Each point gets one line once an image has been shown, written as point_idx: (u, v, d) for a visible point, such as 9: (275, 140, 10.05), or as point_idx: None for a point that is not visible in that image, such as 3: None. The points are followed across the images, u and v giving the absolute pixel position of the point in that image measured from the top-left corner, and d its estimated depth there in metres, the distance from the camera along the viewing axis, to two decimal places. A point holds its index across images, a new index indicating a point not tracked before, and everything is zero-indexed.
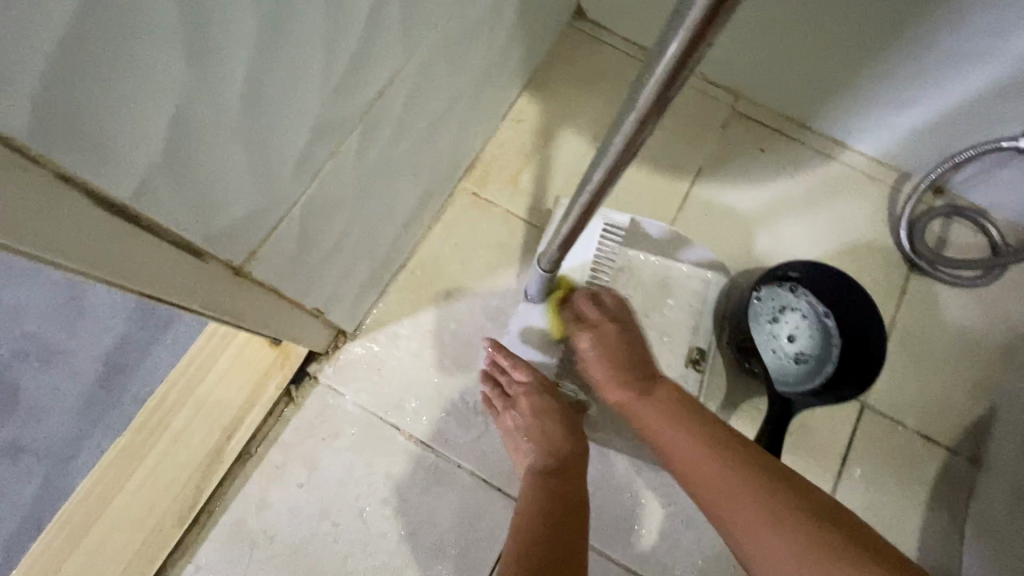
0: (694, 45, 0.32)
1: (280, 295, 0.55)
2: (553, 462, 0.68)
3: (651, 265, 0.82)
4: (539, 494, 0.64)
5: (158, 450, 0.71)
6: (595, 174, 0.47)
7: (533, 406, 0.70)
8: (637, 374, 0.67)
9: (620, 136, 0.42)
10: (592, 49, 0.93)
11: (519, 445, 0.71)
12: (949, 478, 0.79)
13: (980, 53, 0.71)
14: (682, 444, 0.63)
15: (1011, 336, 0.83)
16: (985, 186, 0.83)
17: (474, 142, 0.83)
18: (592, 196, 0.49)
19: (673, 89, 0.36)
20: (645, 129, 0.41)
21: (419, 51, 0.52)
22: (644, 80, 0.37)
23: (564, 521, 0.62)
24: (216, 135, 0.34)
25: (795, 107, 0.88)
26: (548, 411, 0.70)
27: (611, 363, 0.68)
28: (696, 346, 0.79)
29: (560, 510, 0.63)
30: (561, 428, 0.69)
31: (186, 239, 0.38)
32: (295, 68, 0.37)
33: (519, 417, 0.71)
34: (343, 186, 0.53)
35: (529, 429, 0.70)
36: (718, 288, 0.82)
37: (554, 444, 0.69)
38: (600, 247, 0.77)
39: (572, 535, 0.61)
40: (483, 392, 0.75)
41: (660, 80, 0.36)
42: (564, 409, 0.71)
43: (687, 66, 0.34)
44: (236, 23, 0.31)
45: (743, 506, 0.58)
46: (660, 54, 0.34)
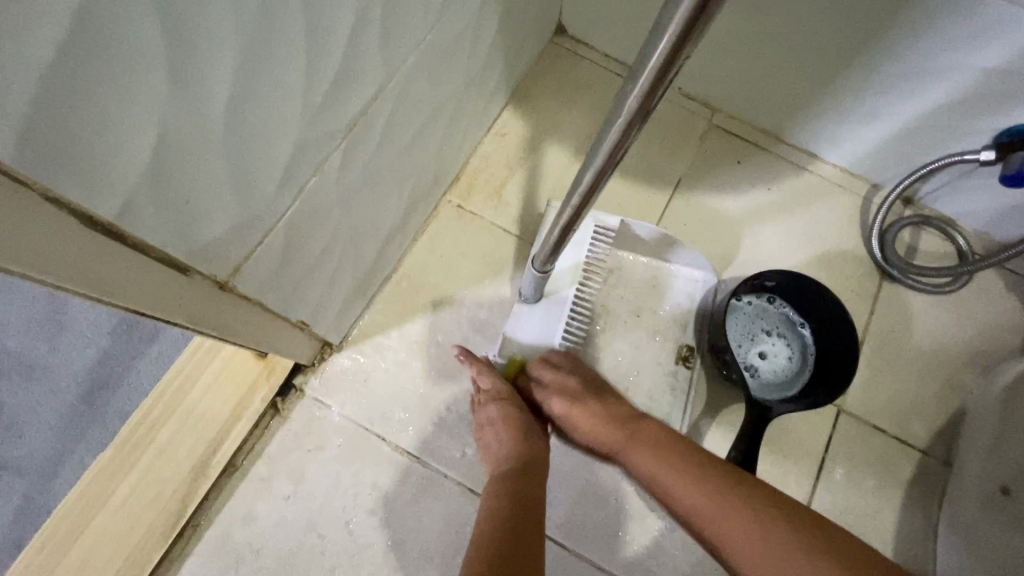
0: (672, 56, 0.35)
1: (266, 308, 0.55)
2: (509, 464, 0.68)
3: (642, 266, 0.85)
4: (496, 497, 0.64)
5: (142, 465, 0.70)
6: (585, 177, 0.48)
7: (496, 416, 0.71)
8: (612, 426, 0.69)
9: (604, 144, 0.44)
10: (573, 64, 0.95)
11: (485, 452, 0.72)
12: (923, 479, 0.81)
13: (940, 70, 0.74)
14: (676, 482, 0.64)
15: (980, 339, 0.86)
16: (951, 196, 0.86)
17: (458, 156, 0.84)
18: (581, 199, 0.51)
19: (655, 99, 0.39)
20: (627, 137, 0.43)
21: (400, 68, 0.53)
22: (625, 91, 0.39)
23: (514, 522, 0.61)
24: (200, 153, 0.35)
25: (769, 120, 0.91)
26: (509, 419, 0.71)
27: (589, 419, 0.70)
28: (685, 344, 0.82)
29: (512, 511, 0.62)
30: (518, 434, 0.70)
31: (170, 255, 0.38)
32: (276, 86, 0.38)
33: (483, 427, 0.73)
34: (327, 201, 0.54)
35: (490, 436, 0.72)
36: (706, 288, 0.84)
37: (509, 448, 0.69)
38: (592, 247, 0.78)
39: (530, 536, 0.60)
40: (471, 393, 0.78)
41: (642, 90, 0.38)
42: (523, 418, 0.72)
43: (668, 76, 0.37)
44: (218, 45, 0.32)
45: (742, 533, 0.59)
46: (644, 64, 0.36)
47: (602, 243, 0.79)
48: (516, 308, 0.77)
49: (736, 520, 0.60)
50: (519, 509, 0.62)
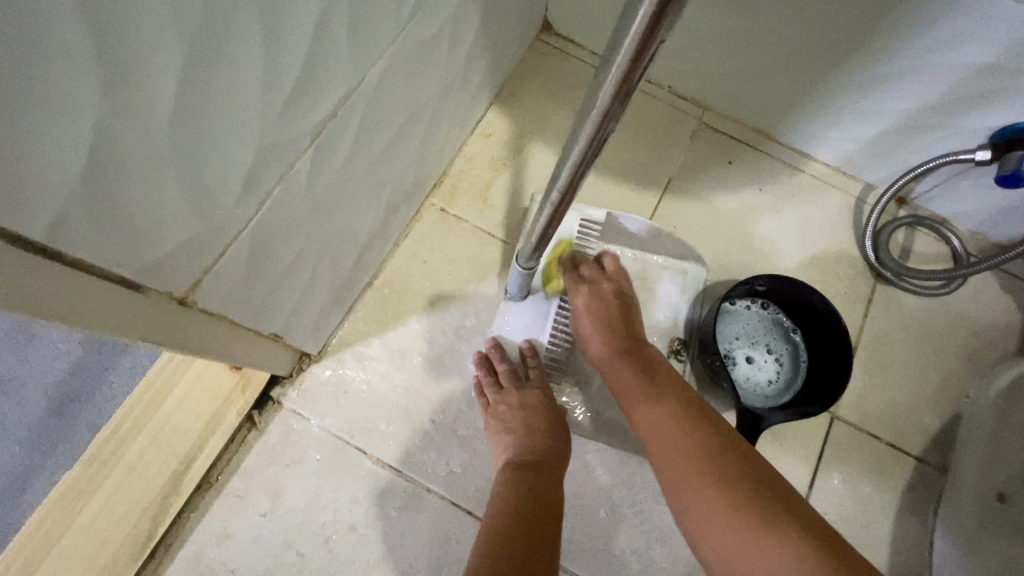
0: (648, 37, 0.32)
1: (233, 322, 0.53)
2: (528, 455, 0.67)
3: (629, 259, 0.81)
4: (514, 489, 0.63)
5: (111, 483, 0.68)
6: (562, 173, 0.47)
7: (523, 400, 0.71)
8: (621, 335, 0.68)
9: (582, 134, 0.42)
10: (560, 62, 0.92)
11: (499, 437, 0.71)
12: (918, 487, 0.79)
13: (935, 70, 0.72)
14: (658, 418, 0.62)
15: (975, 343, 0.84)
16: (945, 196, 0.85)
17: (440, 158, 0.82)
18: (561, 195, 0.49)
19: (631, 84, 0.36)
20: (605, 129, 0.41)
21: (371, 70, 0.51)
22: (601, 79, 0.37)
23: (536, 523, 0.60)
24: (143, 164, 0.33)
25: (760, 119, 0.89)
26: (537, 407, 0.71)
27: (602, 322, 0.69)
28: (676, 336, 0.79)
29: (531, 509, 0.61)
30: (545, 423, 0.70)
31: (117, 272, 0.36)
32: (231, 91, 0.36)
33: (507, 410, 0.71)
34: (295, 209, 0.51)
35: (511, 422, 0.70)
36: (697, 278, 0.81)
37: (531, 440, 0.68)
38: (579, 242, 0.78)
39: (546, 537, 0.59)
40: (476, 377, 0.76)
41: (617, 74, 0.36)
42: (551, 407, 0.71)
43: (644, 60, 0.34)
44: (158, 49, 0.29)
45: (696, 467, 0.57)
46: (617, 46, 0.34)
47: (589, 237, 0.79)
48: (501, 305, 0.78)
49: (695, 455, 0.58)
50: (537, 507, 0.62)
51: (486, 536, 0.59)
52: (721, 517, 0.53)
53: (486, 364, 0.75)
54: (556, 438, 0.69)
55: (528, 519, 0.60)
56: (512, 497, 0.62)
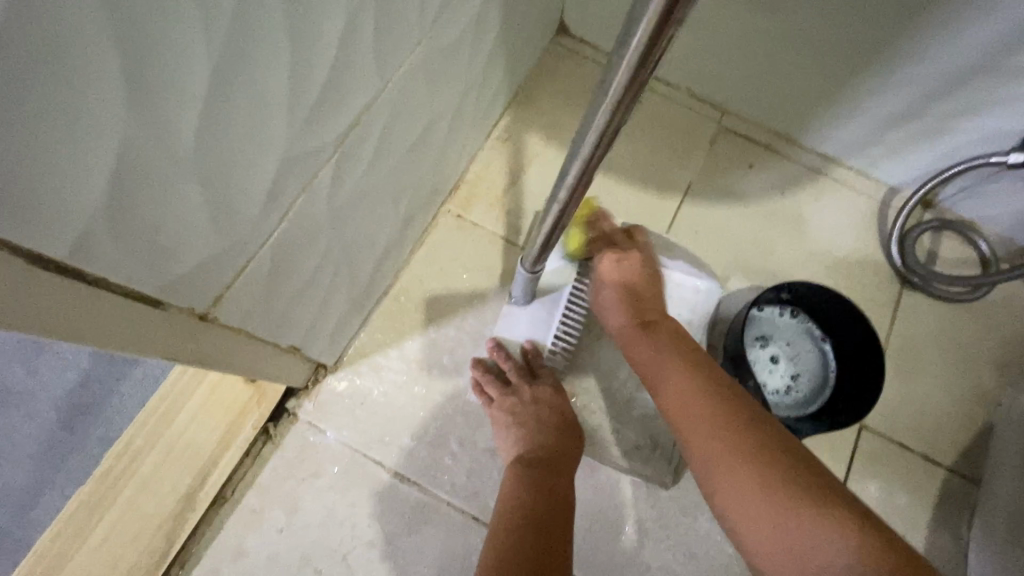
0: (658, 36, 0.30)
1: (252, 336, 0.51)
2: (540, 453, 0.67)
3: None
4: (529, 490, 0.64)
5: (125, 499, 0.66)
6: (572, 167, 0.43)
7: (535, 396, 0.71)
8: (642, 308, 0.70)
9: (591, 131, 0.39)
10: (576, 65, 0.91)
11: (508, 433, 0.70)
12: (950, 499, 0.77)
13: (968, 68, 0.69)
14: (696, 414, 0.61)
15: (1005, 351, 0.82)
16: (973, 199, 0.83)
17: (457, 164, 0.80)
18: (570, 192, 0.46)
19: (642, 79, 0.34)
20: (615, 126, 0.38)
21: (394, 77, 0.49)
22: (611, 71, 0.34)
23: (550, 524, 0.61)
24: (168, 178, 0.31)
25: (782, 123, 0.87)
26: (548, 403, 0.71)
27: (624, 298, 0.70)
28: None
29: (546, 509, 0.62)
30: (558, 420, 0.70)
31: (136, 289, 0.34)
32: (256, 97, 0.34)
33: (518, 405, 0.71)
34: (316, 220, 0.49)
35: (523, 418, 0.70)
36: (710, 297, 0.79)
37: (544, 437, 0.68)
38: None
39: (558, 538, 0.60)
40: (475, 378, 0.74)
41: (628, 69, 0.33)
42: (562, 402, 0.72)
43: (654, 56, 0.32)
44: (186, 59, 0.28)
45: (732, 442, 0.58)
46: (627, 41, 0.31)
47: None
48: (506, 308, 0.76)
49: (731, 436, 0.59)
50: (551, 507, 0.62)
51: (499, 541, 0.59)
52: (766, 501, 0.54)
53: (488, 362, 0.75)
54: (567, 434, 0.70)
55: (546, 519, 0.61)
56: (527, 499, 0.62)
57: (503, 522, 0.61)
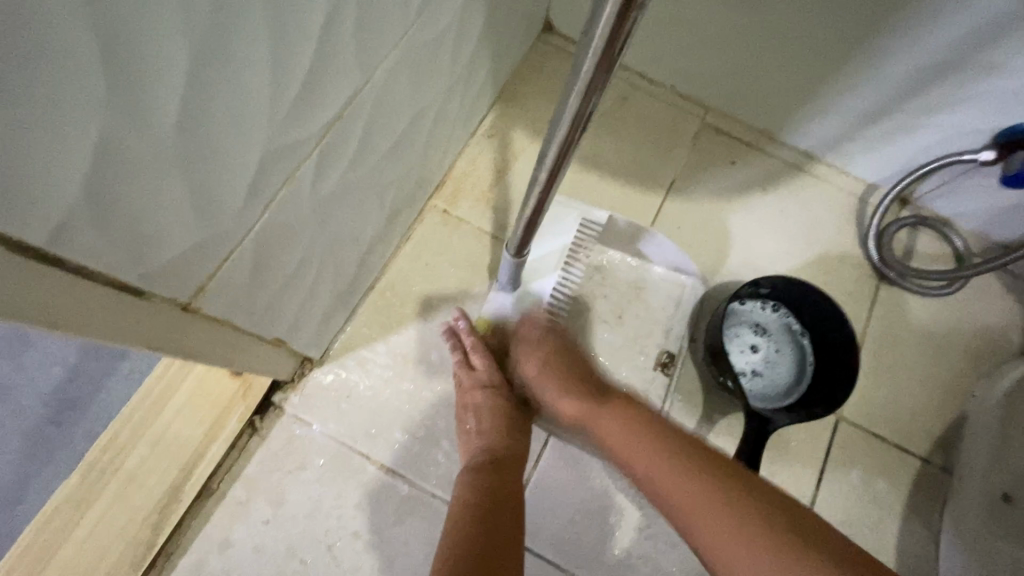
0: (621, 20, 0.32)
1: (236, 328, 0.52)
2: (489, 455, 0.68)
3: (628, 265, 0.83)
4: (476, 489, 0.63)
5: (111, 491, 0.67)
6: (550, 153, 0.45)
7: (474, 403, 0.71)
8: (585, 388, 0.67)
9: (565, 117, 0.40)
10: (561, 62, 0.92)
11: (465, 437, 0.71)
12: (924, 488, 0.79)
13: (940, 65, 0.71)
14: (673, 473, 0.58)
15: (978, 343, 0.84)
16: (948, 196, 0.85)
17: (443, 159, 0.81)
18: (549, 177, 0.47)
19: (611, 59, 0.35)
20: (587, 109, 0.39)
21: (376, 72, 0.50)
22: (581, 53, 0.35)
23: (494, 521, 0.60)
24: (150, 170, 0.32)
25: (763, 120, 0.89)
26: (488, 406, 0.70)
27: (559, 380, 0.68)
28: (666, 350, 0.81)
29: (489, 510, 0.61)
30: (496, 423, 0.69)
31: (121, 279, 0.35)
32: (239, 91, 0.35)
33: (463, 412, 0.72)
34: (299, 213, 0.50)
35: (473, 423, 0.71)
36: (694, 294, 0.83)
37: (486, 439, 0.69)
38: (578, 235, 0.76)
39: (502, 532, 0.59)
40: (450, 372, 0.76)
41: (596, 49, 0.34)
42: (502, 405, 0.71)
43: (620, 38, 0.33)
44: (164, 53, 0.28)
45: (698, 492, 0.56)
46: (594, 21, 0.33)
47: (588, 237, 0.78)
48: (491, 295, 0.76)
49: (691, 491, 0.57)
50: (496, 505, 0.62)
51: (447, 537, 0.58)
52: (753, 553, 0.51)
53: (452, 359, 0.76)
54: (517, 437, 0.70)
55: (491, 515, 0.60)
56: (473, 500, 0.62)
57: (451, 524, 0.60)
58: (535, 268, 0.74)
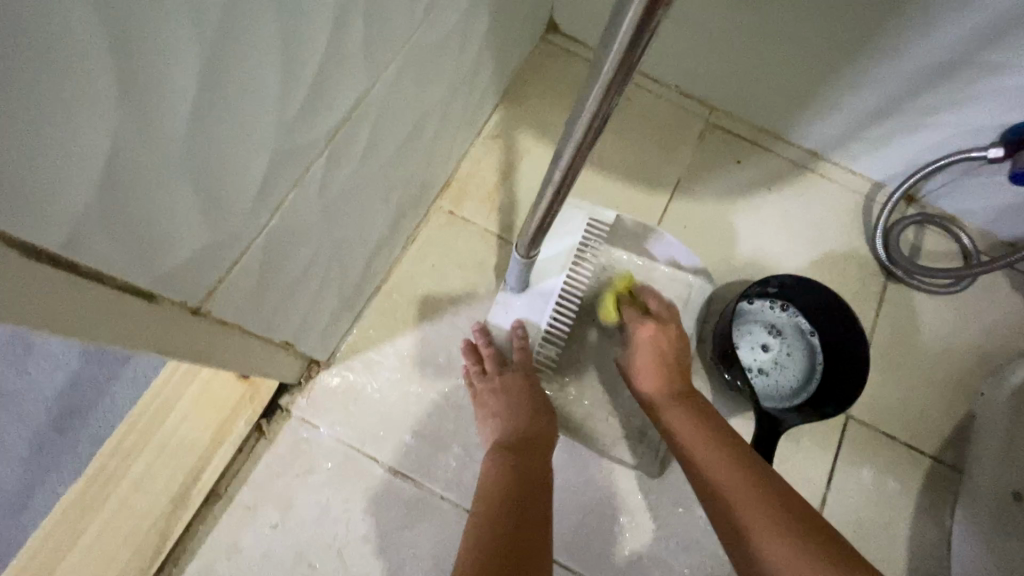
0: (643, 26, 0.31)
1: (244, 332, 0.51)
2: (514, 435, 0.67)
3: (635, 265, 0.82)
4: (503, 469, 0.63)
5: (117, 497, 0.66)
6: (563, 154, 0.44)
7: (505, 385, 0.71)
8: (677, 379, 0.71)
9: (580, 119, 0.40)
10: (565, 62, 0.92)
11: (488, 422, 0.71)
12: (934, 487, 0.79)
13: (948, 63, 0.71)
14: (728, 482, 0.62)
15: (987, 341, 0.84)
16: (955, 194, 0.85)
17: (448, 160, 0.81)
18: (562, 178, 0.47)
19: (631, 63, 0.34)
20: (604, 111, 0.39)
21: (384, 73, 0.50)
22: (600, 57, 0.35)
23: (523, 504, 0.60)
24: (162, 174, 0.32)
25: (767, 119, 0.89)
26: (518, 389, 0.70)
27: (662, 363, 0.71)
28: (675, 350, 0.78)
29: (520, 493, 0.61)
30: (526, 405, 0.69)
31: (130, 282, 0.34)
32: (247, 90, 0.34)
33: (490, 394, 0.71)
34: (308, 215, 0.50)
35: (497, 407, 0.70)
36: (702, 294, 0.81)
37: (515, 421, 0.68)
38: (586, 235, 0.76)
39: (529, 515, 0.59)
40: (463, 366, 0.76)
41: (617, 54, 0.34)
42: (533, 388, 0.71)
43: (643, 43, 0.33)
44: (176, 56, 0.28)
45: (734, 489, 0.61)
46: (616, 24, 0.32)
47: (596, 237, 0.77)
48: (500, 295, 0.73)
49: (736, 484, 0.61)
50: (525, 485, 0.62)
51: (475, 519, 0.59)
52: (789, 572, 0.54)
53: (472, 349, 0.75)
54: (541, 416, 0.69)
55: (518, 498, 0.60)
56: (499, 480, 0.62)
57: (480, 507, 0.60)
58: (545, 268, 0.73)
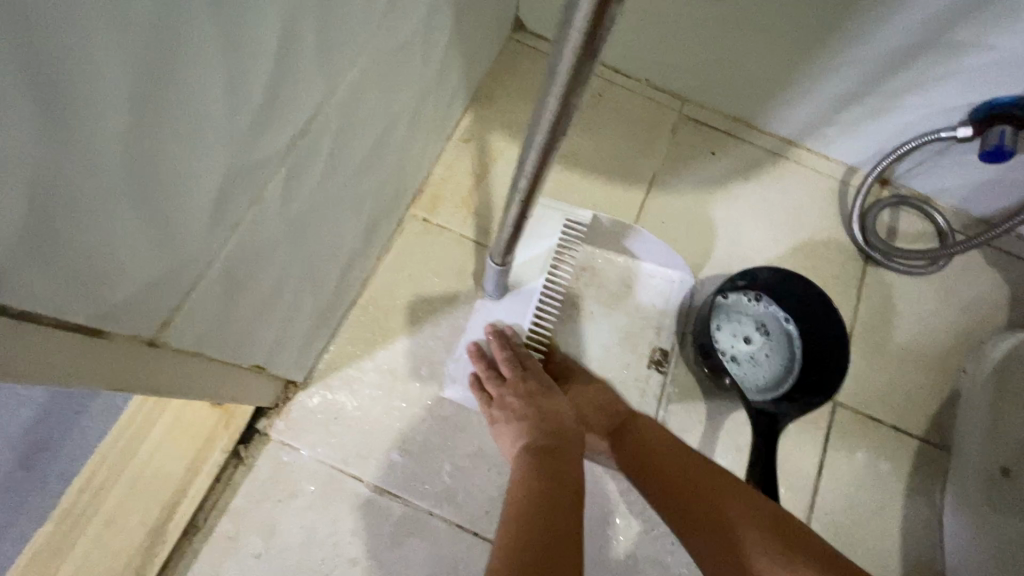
0: (597, 21, 0.30)
1: (210, 360, 0.49)
2: (543, 439, 0.63)
3: (614, 263, 0.82)
4: (538, 471, 0.59)
5: (91, 536, 0.63)
6: (530, 158, 0.43)
7: (531, 388, 0.67)
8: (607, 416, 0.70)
9: (544, 120, 0.39)
10: (534, 61, 0.90)
11: (510, 427, 0.66)
12: (923, 469, 0.79)
13: (915, 45, 0.70)
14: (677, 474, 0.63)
15: (967, 319, 0.85)
16: (927, 175, 0.85)
17: (420, 167, 0.79)
18: (531, 182, 0.45)
19: (589, 59, 0.33)
20: (569, 111, 0.38)
21: (343, 82, 0.48)
22: (557, 55, 0.34)
23: (566, 513, 0.56)
24: (99, 203, 0.29)
25: (741, 109, 0.88)
26: (545, 394, 0.67)
27: (597, 402, 0.71)
28: (658, 346, 0.79)
29: (559, 497, 0.57)
30: (554, 409, 0.66)
31: (72, 318, 0.32)
32: (189, 108, 0.32)
33: (513, 397, 0.67)
34: (270, 233, 0.47)
35: (525, 408, 0.66)
36: (683, 289, 0.81)
37: (545, 426, 0.64)
38: (563, 236, 0.74)
39: (571, 525, 0.55)
40: (474, 373, 0.72)
41: (575, 50, 0.32)
42: (559, 395, 0.68)
43: (599, 37, 0.31)
44: (104, 79, 0.26)
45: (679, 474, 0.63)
46: (571, 21, 0.31)
47: (573, 238, 0.75)
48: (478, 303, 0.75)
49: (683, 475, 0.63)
50: (559, 491, 0.58)
51: (510, 529, 0.54)
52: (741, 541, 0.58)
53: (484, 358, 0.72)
54: (569, 422, 0.66)
55: (554, 505, 0.56)
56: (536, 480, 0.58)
57: (518, 511, 0.56)
58: (523, 273, 0.73)
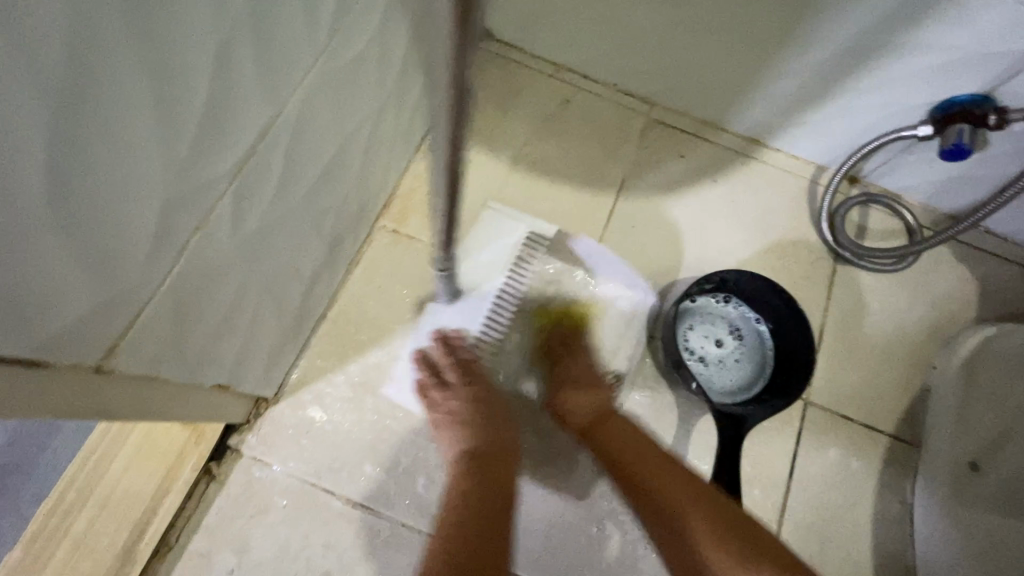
0: None
1: (166, 382, 0.49)
2: (479, 449, 0.65)
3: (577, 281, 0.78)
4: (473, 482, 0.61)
5: (62, 558, 0.64)
6: None
7: (471, 397, 0.68)
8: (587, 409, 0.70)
9: None
10: (501, 69, 0.91)
11: (449, 434, 0.67)
12: (895, 465, 0.79)
13: (873, 46, 0.71)
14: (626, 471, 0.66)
15: (936, 314, 0.85)
16: (895, 172, 0.85)
17: (386, 178, 0.79)
18: None
19: None
20: None
21: (289, 102, 0.48)
22: None
23: (489, 522, 0.58)
24: (25, 241, 0.29)
25: (708, 111, 0.89)
26: (484, 404, 0.68)
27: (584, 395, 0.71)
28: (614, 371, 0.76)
29: (490, 507, 0.59)
30: (490, 420, 0.67)
31: (6, 353, 0.32)
32: (115, 142, 0.32)
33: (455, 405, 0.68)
34: (221, 256, 0.48)
35: (464, 416, 0.67)
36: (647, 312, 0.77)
37: (482, 436, 0.66)
38: (523, 247, 0.77)
39: (493, 535, 0.57)
40: (419, 377, 0.72)
41: None
42: (497, 405, 0.69)
43: None
44: (21, 123, 0.26)
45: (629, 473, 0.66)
46: None
47: (534, 249, 0.77)
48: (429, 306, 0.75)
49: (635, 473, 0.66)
50: (490, 502, 0.60)
51: (439, 539, 0.56)
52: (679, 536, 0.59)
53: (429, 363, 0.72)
54: (505, 433, 0.67)
55: (484, 515, 0.58)
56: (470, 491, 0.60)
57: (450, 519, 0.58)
58: (476, 277, 0.74)
